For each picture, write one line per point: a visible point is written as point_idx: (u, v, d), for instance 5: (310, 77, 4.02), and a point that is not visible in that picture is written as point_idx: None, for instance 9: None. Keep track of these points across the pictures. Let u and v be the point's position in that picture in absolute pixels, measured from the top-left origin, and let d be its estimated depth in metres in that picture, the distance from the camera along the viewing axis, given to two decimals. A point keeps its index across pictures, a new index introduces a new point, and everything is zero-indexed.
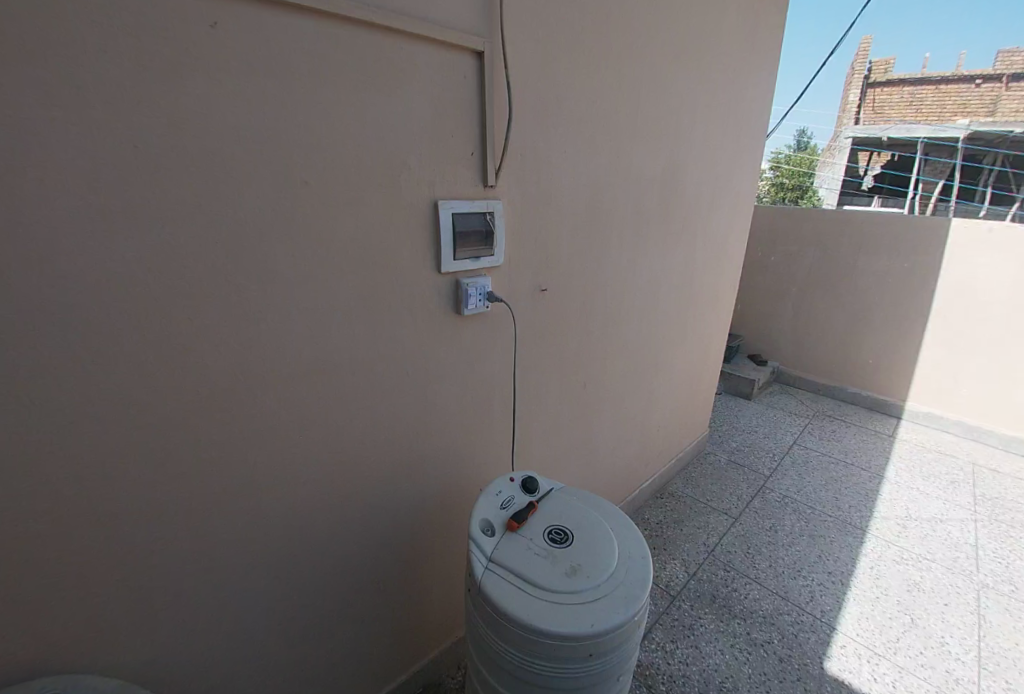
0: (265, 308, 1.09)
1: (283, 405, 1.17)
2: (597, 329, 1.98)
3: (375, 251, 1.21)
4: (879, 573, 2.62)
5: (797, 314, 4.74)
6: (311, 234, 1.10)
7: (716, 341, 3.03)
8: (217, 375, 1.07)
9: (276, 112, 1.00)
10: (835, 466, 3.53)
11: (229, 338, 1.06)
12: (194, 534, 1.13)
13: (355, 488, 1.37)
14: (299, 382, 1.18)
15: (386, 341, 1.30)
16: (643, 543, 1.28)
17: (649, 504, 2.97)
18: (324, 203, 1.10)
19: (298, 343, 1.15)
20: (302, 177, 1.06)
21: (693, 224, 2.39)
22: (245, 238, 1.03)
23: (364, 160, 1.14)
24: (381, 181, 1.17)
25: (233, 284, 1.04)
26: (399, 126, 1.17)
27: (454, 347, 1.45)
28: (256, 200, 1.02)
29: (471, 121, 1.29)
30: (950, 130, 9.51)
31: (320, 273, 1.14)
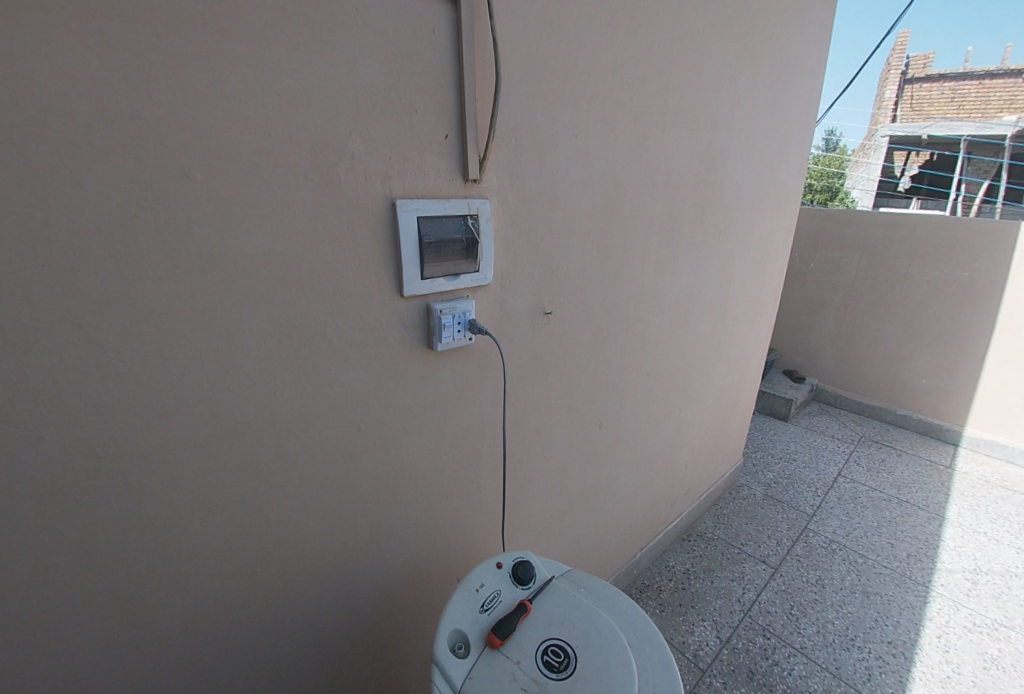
0: (136, 355, 0.76)
1: (176, 485, 0.85)
2: (616, 357, 1.63)
3: (308, 270, 0.88)
4: (947, 646, 2.22)
5: (840, 327, 4.31)
6: (203, 248, 0.78)
7: (754, 363, 2.64)
8: (69, 450, 0.75)
9: (139, 71, 0.69)
10: (887, 505, 3.12)
11: (84, 397, 0.74)
12: (50, 666, 0.81)
13: (294, 581, 1.03)
14: (199, 452, 0.85)
15: (330, 390, 0.96)
16: (672, 675, 0.98)
17: (674, 549, 2.63)
18: (223, 205, 0.78)
19: (192, 402, 0.83)
20: (188, 169, 0.74)
21: (732, 231, 2.02)
22: (97, 257, 0.71)
23: (286, 144, 0.81)
24: (312, 174, 0.84)
25: (85, 322, 0.72)
26: (338, 97, 0.84)
27: (429, 391, 1.12)
28: (114, 201, 0.70)
29: (444, 93, 0.96)
30: (999, 127, 8.86)
31: (222, 303, 0.81)
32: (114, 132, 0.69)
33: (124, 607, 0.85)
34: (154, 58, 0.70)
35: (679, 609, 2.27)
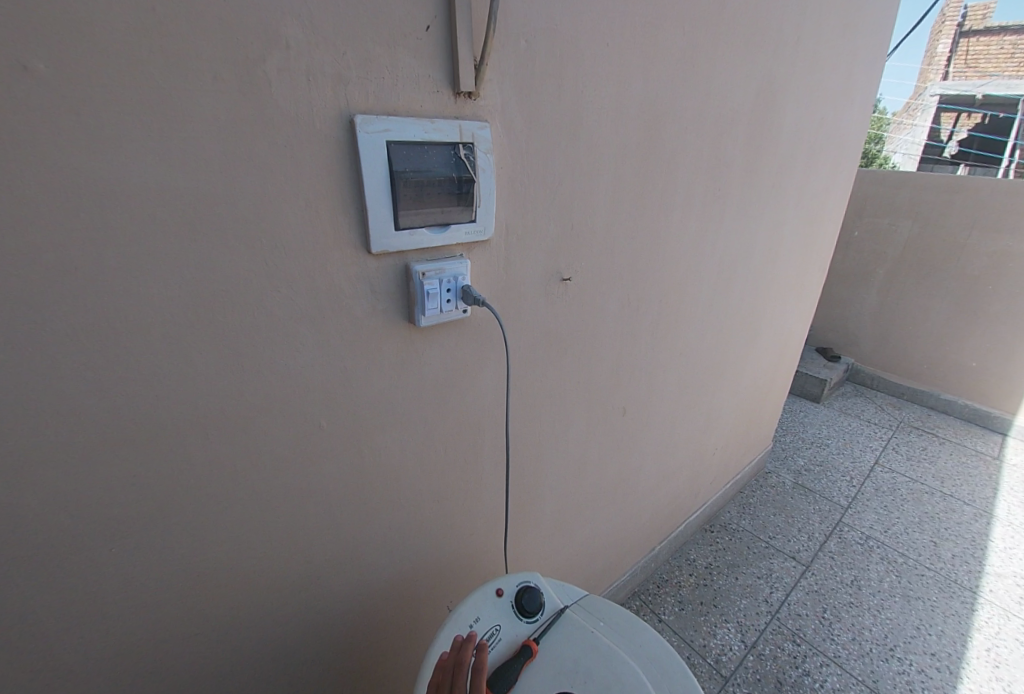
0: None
1: (62, 496, 0.64)
2: (645, 333, 1.38)
3: (233, 210, 0.65)
4: (997, 659, 2.00)
5: (884, 302, 3.96)
6: (66, 178, 0.56)
7: (796, 340, 2.36)
8: None
9: None
10: (929, 499, 2.87)
11: None
12: None
13: (242, 605, 0.83)
14: (95, 453, 0.65)
15: (278, 374, 0.74)
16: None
17: (696, 541, 2.43)
18: (87, 116, 0.55)
19: (77, 390, 0.61)
20: (38, 55, 0.52)
21: (784, 187, 1.72)
22: None
23: (189, 26, 0.57)
24: (232, 75, 0.61)
25: None
26: None
27: (412, 375, 0.89)
28: None
29: None
30: None
31: (105, 256, 0.59)
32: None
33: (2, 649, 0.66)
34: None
35: (700, 608, 2.08)
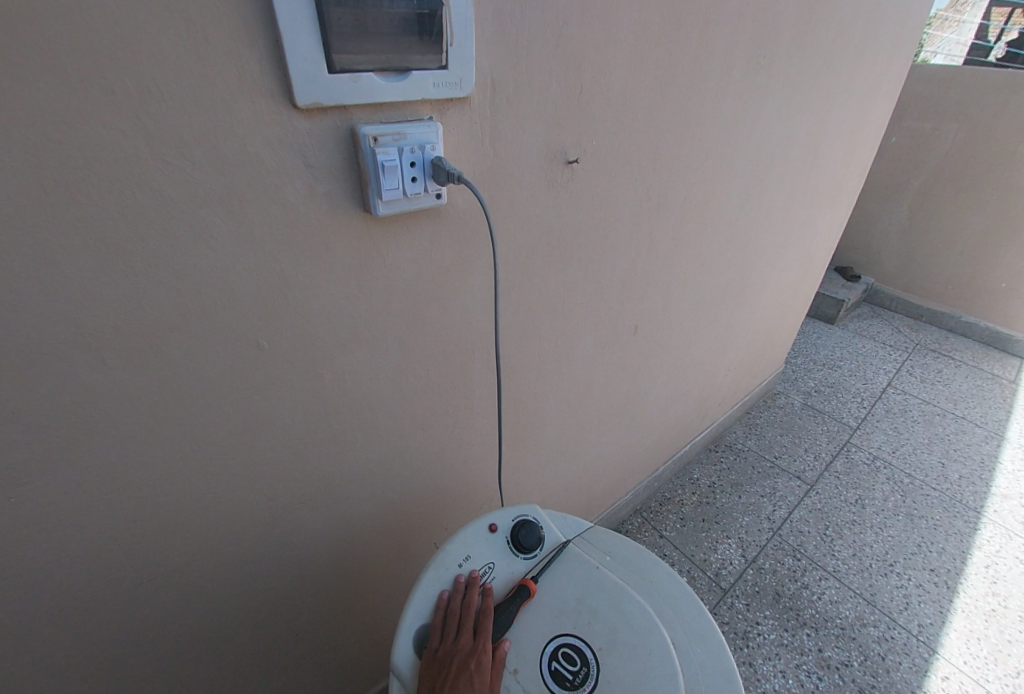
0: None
1: None
2: (662, 241, 1.18)
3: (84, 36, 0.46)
4: (996, 576, 1.99)
5: (915, 216, 3.67)
6: None
7: (823, 254, 2.14)
8: None
9: None
10: (941, 422, 2.80)
11: None
12: None
13: (190, 545, 0.73)
14: None
15: (194, 279, 0.58)
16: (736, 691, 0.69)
17: (700, 460, 2.38)
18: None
19: None
20: None
21: (836, 66, 1.43)
22: None
23: None
24: None
25: None
26: None
27: (379, 285, 0.71)
28: None
29: None
30: None
31: None
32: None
33: None
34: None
35: (701, 524, 2.06)
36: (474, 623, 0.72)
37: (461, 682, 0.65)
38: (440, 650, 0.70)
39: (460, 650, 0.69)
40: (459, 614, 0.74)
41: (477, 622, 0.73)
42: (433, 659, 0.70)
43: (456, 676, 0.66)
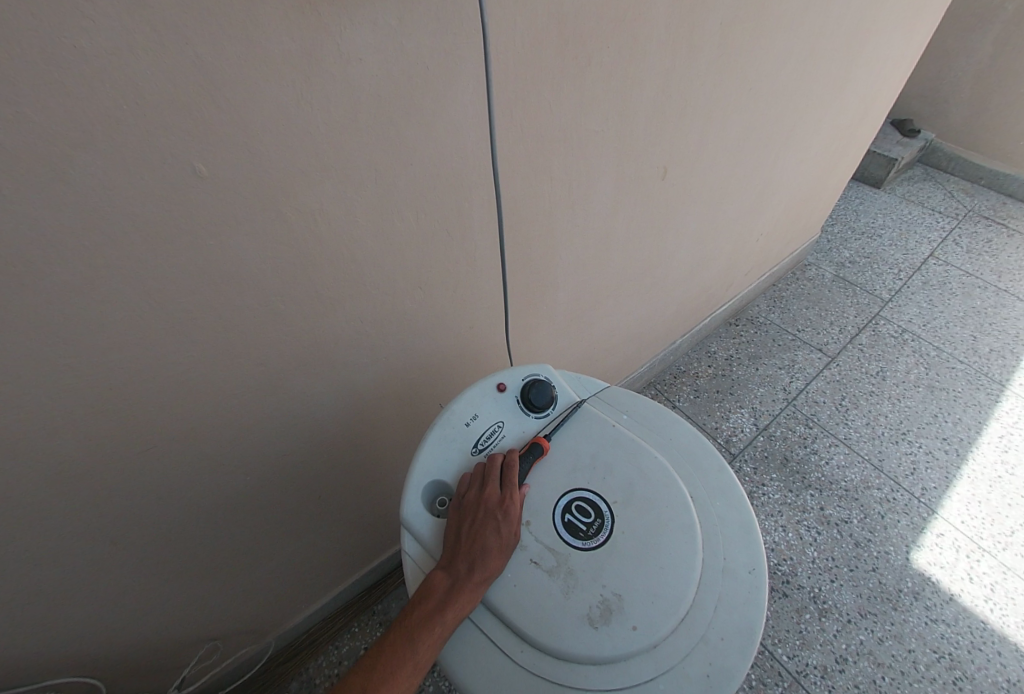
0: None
1: None
2: (700, 60, 0.97)
3: None
4: (1008, 444, 1.99)
5: (998, 54, 3.12)
6: None
7: (887, 93, 1.82)
8: None
9: None
10: (981, 293, 2.63)
11: None
12: None
13: (174, 400, 0.69)
14: None
15: (91, 68, 0.45)
16: (755, 542, 0.65)
17: (719, 333, 2.30)
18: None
19: None
20: None
21: None
22: None
23: None
24: None
25: None
26: None
27: (341, 88, 0.57)
28: None
29: None
30: None
31: None
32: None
33: None
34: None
35: (716, 394, 2.04)
36: (500, 472, 0.67)
37: (489, 532, 0.61)
38: (465, 498, 0.66)
39: (489, 497, 0.64)
40: (486, 463, 0.69)
41: (504, 470, 0.68)
42: (458, 505, 0.66)
43: (483, 525, 0.62)
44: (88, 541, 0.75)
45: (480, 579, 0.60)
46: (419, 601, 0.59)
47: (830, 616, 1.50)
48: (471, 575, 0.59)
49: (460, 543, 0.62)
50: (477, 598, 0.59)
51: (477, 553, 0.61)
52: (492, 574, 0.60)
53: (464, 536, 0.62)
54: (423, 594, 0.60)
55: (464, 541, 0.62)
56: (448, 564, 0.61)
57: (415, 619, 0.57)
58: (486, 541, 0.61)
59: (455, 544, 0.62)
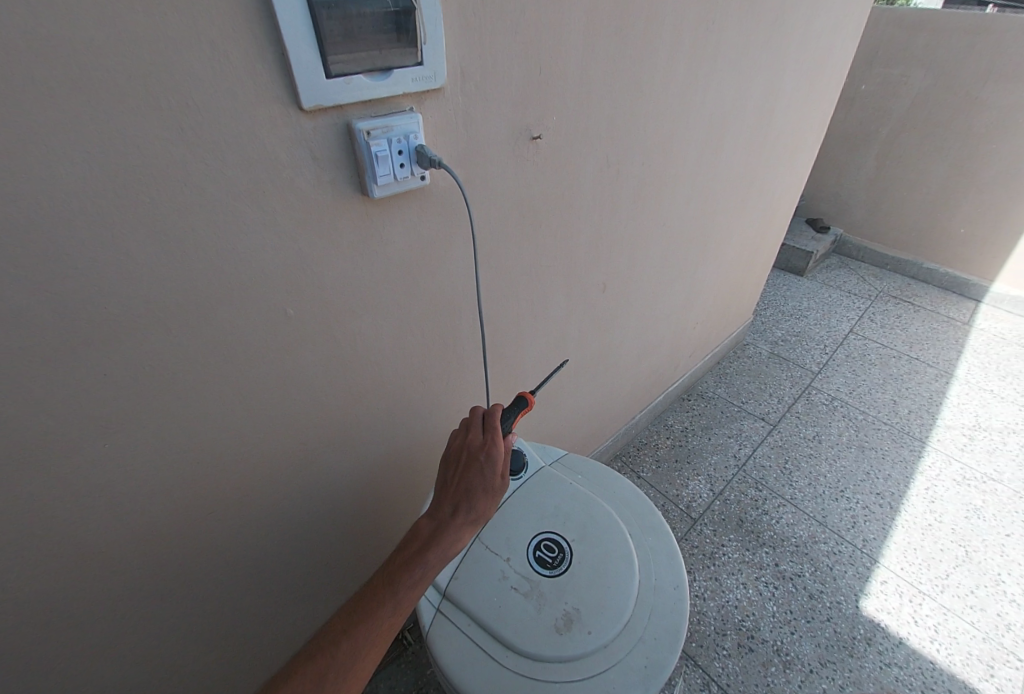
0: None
1: (46, 397, 0.63)
2: (626, 203, 1.29)
3: (138, 73, 0.55)
4: (934, 496, 2.25)
5: (881, 168, 3.79)
6: None
7: (788, 205, 2.25)
8: None
9: None
10: (897, 362, 3.03)
11: None
12: None
13: (236, 484, 0.87)
14: (62, 352, 0.62)
15: (229, 258, 0.69)
16: (678, 565, 0.85)
17: (674, 408, 2.57)
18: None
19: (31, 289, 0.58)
20: None
21: (790, 25, 1.50)
22: None
23: None
24: None
25: None
26: None
27: (378, 253, 0.83)
28: None
29: None
30: None
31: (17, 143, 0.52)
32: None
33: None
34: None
35: (675, 464, 2.26)
36: (484, 422, 0.86)
37: (474, 475, 0.80)
38: (455, 446, 0.84)
39: (471, 444, 0.83)
40: (468, 419, 0.87)
41: (482, 421, 0.86)
42: (449, 451, 0.84)
43: (469, 468, 0.81)
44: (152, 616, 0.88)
45: (469, 510, 0.79)
46: (413, 536, 0.77)
47: (794, 666, 1.64)
48: (461, 506, 0.78)
49: (450, 484, 0.81)
50: (459, 532, 0.78)
51: (463, 495, 0.79)
52: (478, 505, 0.79)
53: (453, 478, 0.81)
54: (417, 530, 0.77)
55: (452, 484, 0.80)
56: (437, 506, 0.79)
57: (408, 552, 0.75)
58: (471, 482, 0.79)
59: (446, 484, 0.81)
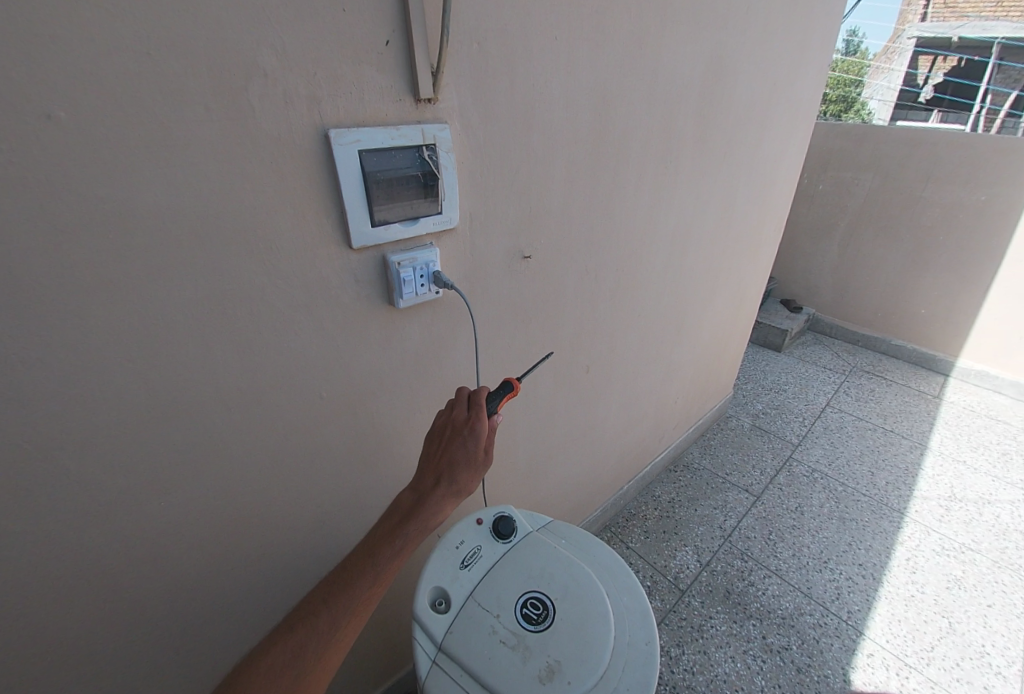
0: (5, 332, 0.64)
1: (137, 468, 0.80)
2: (605, 299, 1.51)
3: (241, 233, 0.76)
4: (916, 567, 2.32)
5: (843, 255, 4.16)
6: (109, 219, 0.67)
7: (754, 292, 2.51)
8: (25, 448, 0.70)
9: (17, 41, 0.57)
10: (873, 434, 3.18)
11: (33, 393, 0.68)
12: (36, 649, 0.80)
13: (266, 545, 1.00)
14: (154, 433, 0.79)
15: (285, 356, 0.88)
16: (650, 623, 0.96)
17: (661, 479, 2.68)
18: (88, 134, 0.62)
19: (143, 385, 0.76)
20: (73, 126, 0.61)
21: (740, 152, 1.81)
22: (25, 248, 0.62)
23: (199, 96, 0.68)
24: (234, 125, 0.71)
25: (22, 315, 0.65)
26: (250, 27, 0.68)
27: (396, 348, 1.03)
28: (29, 188, 0.61)
29: (383, 4, 0.78)
30: (998, 30, 8.10)
31: (152, 283, 0.72)
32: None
33: (67, 595, 0.80)
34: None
35: (663, 535, 2.35)
36: (469, 401, 0.94)
37: (456, 449, 0.89)
38: (442, 422, 0.94)
39: (455, 421, 0.93)
40: (455, 399, 0.96)
41: (468, 401, 0.95)
42: (437, 427, 0.94)
43: (452, 443, 0.90)
44: (181, 672, 0.98)
45: (451, 483, 0.88)
46: (398, 508, 0.87)
47: None
48: (443, 479, 0.88)
49: (434, 459, 0.90)
50: (439, 502, 0.87)
51: (445, 469, 0.88)
52: (459, 478, 0.89)
53: (438, 453, 0.90)
54: (401, 503, 0.88)
55: (435, 459, 0.90)
56: (421, 480, 0.89)
57: (393, 523, 0.85)
58: (453, 456, 0.89)
59: (431, 459, 0.90)
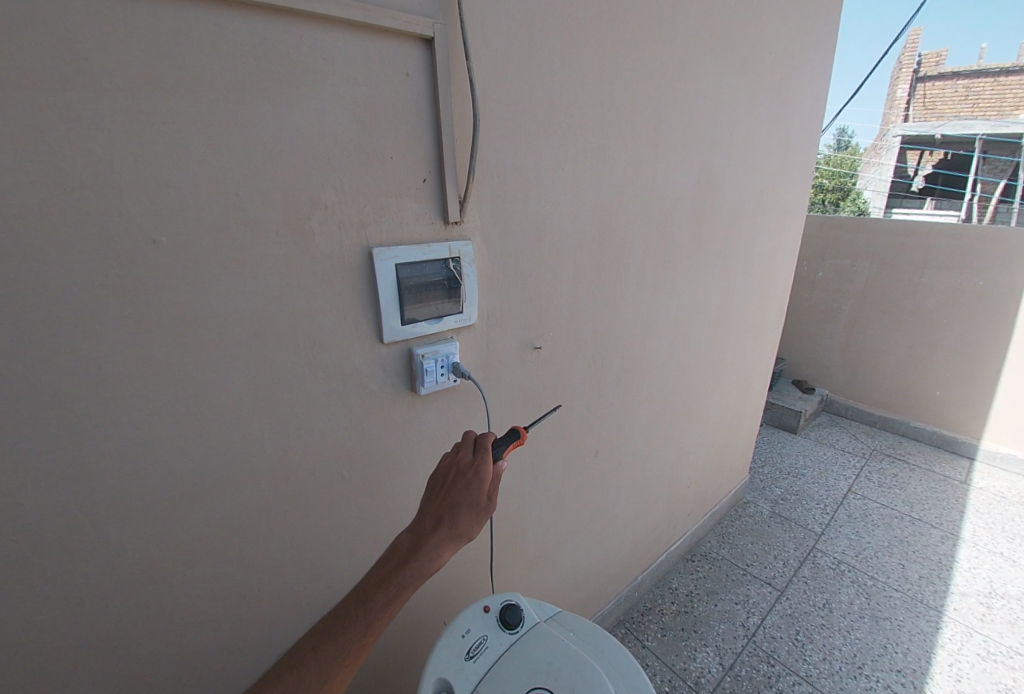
0: (93, 418, 0.75)
1: (181, 544, 0.87)
2: (613, 384, 1.59)
3: (291, 333, 0.88)
4: (960, 674, 2.15)
5: (850, 338, 4.24)
6: (187, 323, 0.79)
7: (761, 376, 2.58)
8: (90, 523, 0.78)
9: (140, 190, 0.72)
10: (900, 523, 3.07)
11: (104, 472, 0.77)
12: None
13: (284, 624, 1.03)
14: (200, 511, 0.87)
15: (318, 441, 0.97)
16: None
17: (678, 570, 2.60)
18: (182, 258, 0.77)
19: (195, 467, 0.85)
20: (173, 252, 0.76)
21: (736, 247, 1.96)
22: (119, 348, 0.75)
23: (272, 226, 0.83)
24: (295, 247, 0.85)
25: (109, 404, 0.76)
26: (317, 174, 0.85)
27: (417, 433, 1.11)
28: (129, 301, 0.74)
29: (423, 151, 0.96)
30: (979, 128, 8.67)
31: (215, 377, 0.83)
32: (64, 187, 0.67)
33: (96, 674, 0.83)
34: (110, 100, 0.68)
35: (681, 632, 2.24)
36: (477, 444, 0.99)
37: (459, 492, 0.93)
38: (450, 464, 0.98)
39: (459, 464, 0.97)
40: (461, 441, 1.02)
41: (473, 444, 1.00)
42: (444, 469, 0.98)
43: (455, 486, 0.94)
44: None
45: (452, 526, 0.91)
46: (397, 545, 0.90)
47: None
48: (444, 520, 0.91)
49: (436, 501, 0.93)
50: (435, 540, 0.89)
51: (446, 509, 0.92)
52: (460, 521, 0.91)
53: (443, 492, 0.94)
54: (398, 543, 0.90)
55: (438, 495, 0.94)
56: (422, 516, 0.92)
57: (393, 562, 0.87)
58: (456, 498, 0.93)
59: (433, 501, 0.94)
